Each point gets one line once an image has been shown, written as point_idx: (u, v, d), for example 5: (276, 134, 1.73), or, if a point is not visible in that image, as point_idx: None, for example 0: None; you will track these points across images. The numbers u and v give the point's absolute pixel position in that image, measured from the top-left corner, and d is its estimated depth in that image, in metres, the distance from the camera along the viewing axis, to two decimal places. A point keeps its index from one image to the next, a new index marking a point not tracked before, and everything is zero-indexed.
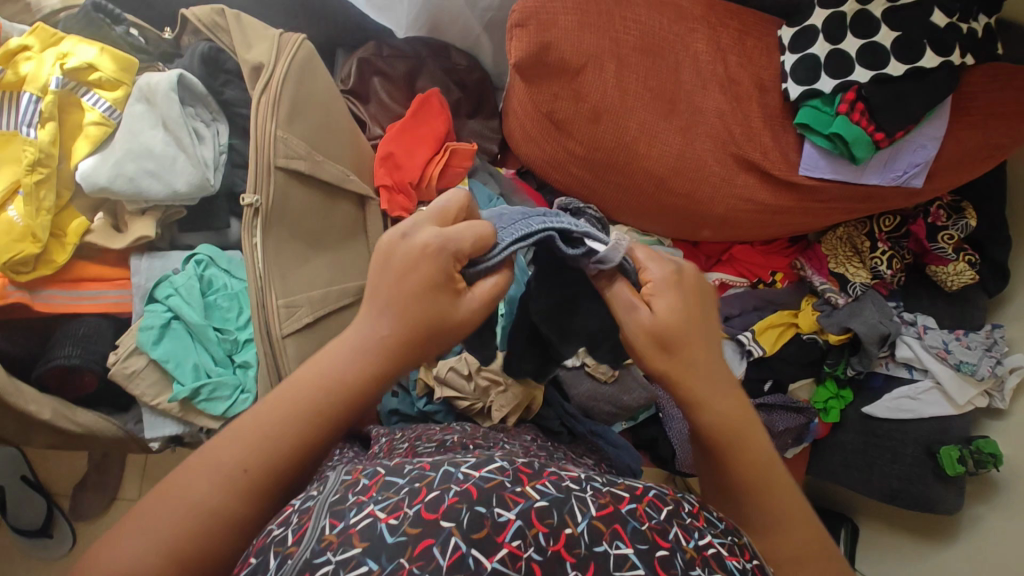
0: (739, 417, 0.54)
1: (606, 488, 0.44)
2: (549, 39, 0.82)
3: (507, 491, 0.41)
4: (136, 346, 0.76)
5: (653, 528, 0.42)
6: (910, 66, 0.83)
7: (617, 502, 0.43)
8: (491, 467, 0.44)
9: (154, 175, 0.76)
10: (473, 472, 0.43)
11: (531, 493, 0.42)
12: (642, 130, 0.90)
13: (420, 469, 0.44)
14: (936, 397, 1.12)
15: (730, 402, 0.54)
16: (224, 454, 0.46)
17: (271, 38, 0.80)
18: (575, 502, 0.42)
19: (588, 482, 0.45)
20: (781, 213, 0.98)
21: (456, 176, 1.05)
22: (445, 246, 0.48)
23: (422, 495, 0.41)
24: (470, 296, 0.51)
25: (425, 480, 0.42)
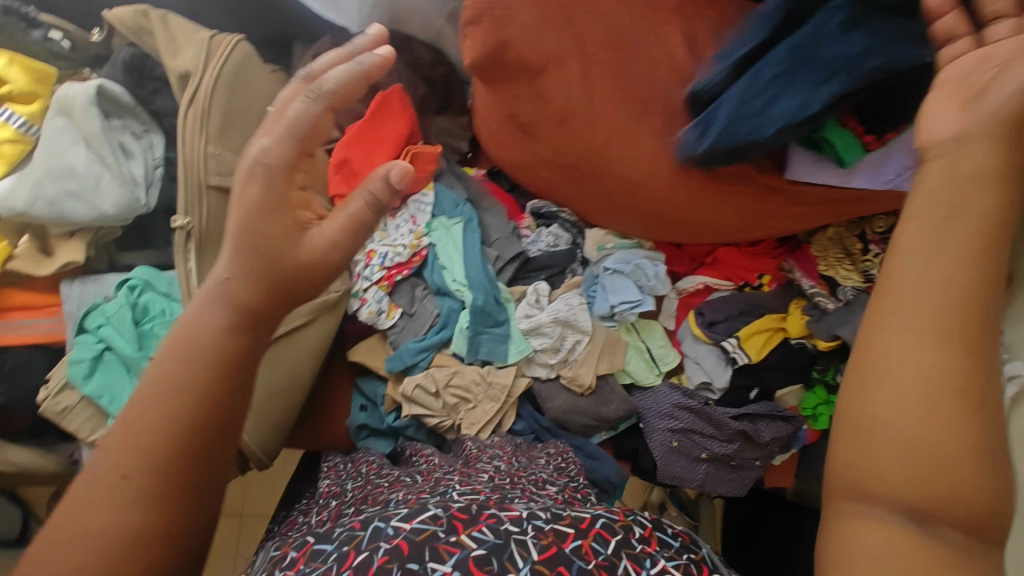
0: (977, 249, 0.41)
1: (550, 526, 0.53)
2: (506, 37, 0.75)
3: (439, 543, 0.50)
4: (66, 380, 0.72)
5: (599, 564, 0.52)
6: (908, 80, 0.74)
7: (561, 541, 0.52)
8: (423, 517, 0.52)
9: (77, 196, 0.70)
10: (404, 525, 0.51)
11: (466, 543, 0.50)
12: (612, 133, 0.83)
13: (349, 531, 0.52)
14: None
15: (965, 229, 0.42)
16: (103, 465, 0.44)
17: (200, 41, 0.73)
18: (515, 547, 0.51)
19: (529, 521, 0.53)
20: (764, 218, 0.92)
21: (421, 181, 0.99)
22: (264, 168, 0.50)
23: (350, 560, 0.49)
24: (314, 235, 0.52)
25: (354, 542, 0.51)
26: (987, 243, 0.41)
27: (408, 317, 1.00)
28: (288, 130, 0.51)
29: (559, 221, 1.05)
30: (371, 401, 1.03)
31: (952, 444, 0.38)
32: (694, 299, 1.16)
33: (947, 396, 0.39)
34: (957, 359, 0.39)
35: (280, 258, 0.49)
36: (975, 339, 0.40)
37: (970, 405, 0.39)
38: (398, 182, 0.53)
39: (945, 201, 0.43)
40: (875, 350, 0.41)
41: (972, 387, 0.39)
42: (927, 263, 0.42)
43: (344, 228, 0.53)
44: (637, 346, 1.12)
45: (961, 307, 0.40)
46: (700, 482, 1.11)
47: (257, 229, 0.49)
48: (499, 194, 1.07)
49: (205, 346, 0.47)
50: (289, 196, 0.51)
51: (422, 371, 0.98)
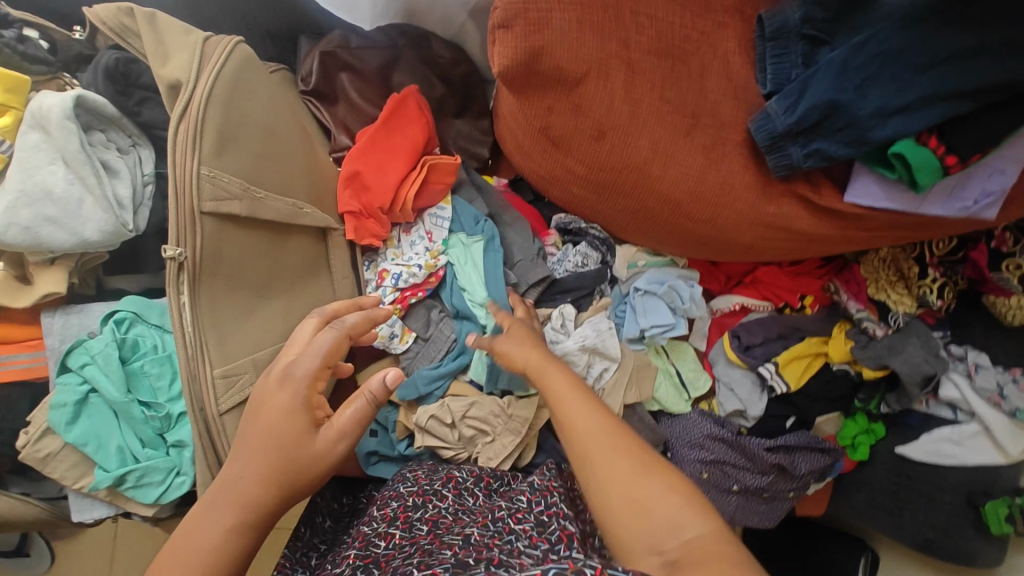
0: (542, 365, 0.68)
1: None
2: (541, 43, 0.65)
3: None
4: (48, 425, 0.65)
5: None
6: (990, 101, 0.67)
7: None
8: None
9: (55, 222, 0.62)
10: None
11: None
12: (654, 150, 0.75)
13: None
14: (983, 443, 0.98)
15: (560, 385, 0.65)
16: None
17: (193, 44, 0.65)
18: None
19: None
20: (817, 242, 0.82)
21: (437, 194, 0.90)
22: (285, 374, 0.60)
23: None
24: (325, 430, 0.59)
25: None
26: (546, 372, 0.67)
27: (422, 341, 0.93)
28: (317, 345, 0.61)
29: (587, 238, 0.96)
30: (381, 426, 0.96)
31: (654, 497, 0.53)
32: (728, 319, 1.08)
33: (607, 439, 0.58)
34: (597, 423, 0.60)
35: (297, 458, 0.57)
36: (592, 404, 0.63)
37: (628, 440, 0.58)
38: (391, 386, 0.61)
39: (513, 353, 0.70)
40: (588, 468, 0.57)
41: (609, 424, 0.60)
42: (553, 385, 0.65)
43: (338, 431, 0.59)
44: (666, 370, 1.04)
45: (590, 415, 0.61)
46: (730, 513, 1.04)
47: (271, 425, 0.58)
48: (522, 206, 0.98)
49: (210, 552, 0.52)
50: (312, 399, 0.60)
51: (437, 401, 0.90)
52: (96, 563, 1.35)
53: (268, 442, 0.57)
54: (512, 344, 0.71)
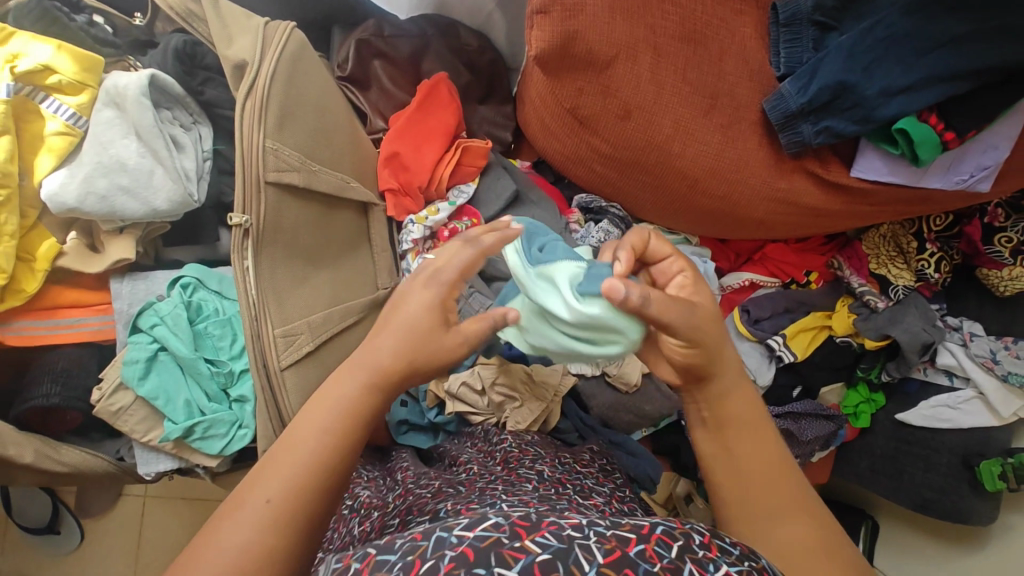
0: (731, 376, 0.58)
1: (610, 531, 0.43)
2: (576, 27, 0.71)
3: (505, 548, 0.40)
4: (121, 381, 0.70)
5: (666, 567, 0.40)
6: (986, 81, 0.74)
7: (625, 545, 0.41)
8: (485, 524, 0.42)
9: (129, 192, 0.67)
10: (467, 532, 0.42)
11: (531, 547, 0.41)
12: (676, 128, 0.81)
13: (412, 539, 0.42)
14: (978, 407, 1.05)
15: (756, 421, 0.57)
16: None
17: (255, 28, 0.70)
18: (580, 551, 0.40)
19: (590, 526, 0.43)
20: (825, 216, 0.88)
21: (468, 174, 0.96)
22: (433, 276, 0.54)
23: (417, 567, 0.40)
24: (459, 330, 0.54)
25: (417, 551, 0.41)
26: (751, 418, 0.57)
27: None
28: (460, 252, 0.55)
29: (608, 216, 1.01)
30: (412, 397, 1.02)
31: None
32: (738, 295, 1.14)
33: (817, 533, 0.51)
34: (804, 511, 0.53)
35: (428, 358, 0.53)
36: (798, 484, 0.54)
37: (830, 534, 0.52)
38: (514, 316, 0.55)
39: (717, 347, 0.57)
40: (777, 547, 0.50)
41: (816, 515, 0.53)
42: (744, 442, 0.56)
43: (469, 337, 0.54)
44: None
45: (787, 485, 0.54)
46: None
47: (410, 322, 0.52)
48: (545, 187, 1.04)
49: (304, 466, 0.47)
50: (449, 301, 0.54)
51: (468, 368, 0.97)
52: (123, 542, 1.38)
53: (403, 337, 0.52)
54: (698, 328, 0.54)
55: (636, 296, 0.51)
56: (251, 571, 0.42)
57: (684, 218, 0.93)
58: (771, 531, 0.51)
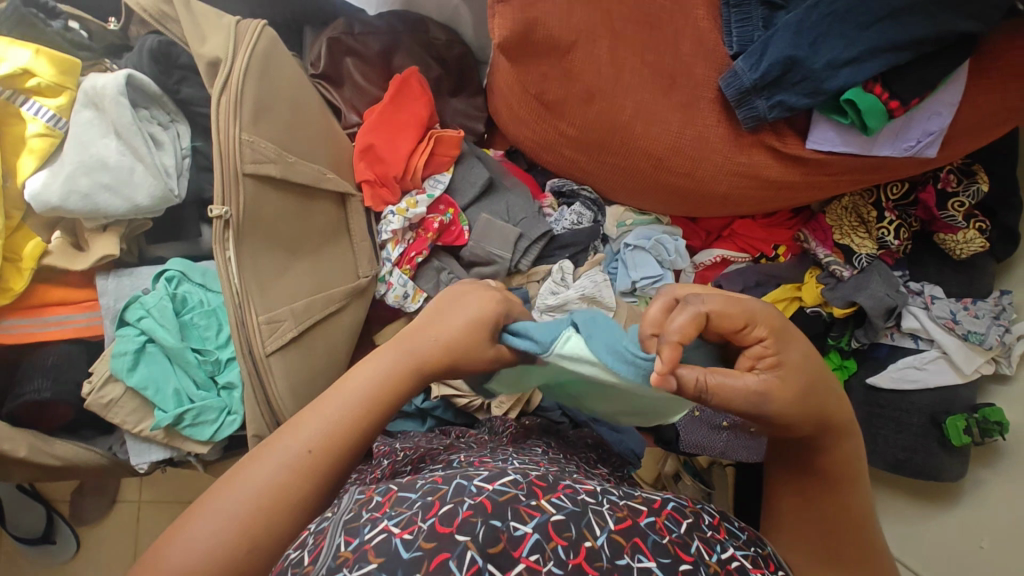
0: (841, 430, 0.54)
1: (621, 501, 0.46)
2: (536, 15, 0.75)
3: (522, 505, 0.42)
4: (110, 373, 0.72)
5: (674, 541, 0.44)
6: (925, 51, 0.78)
7: (635, 515, 0.45)
8: (504, 480, 0.45)
9: (111, 189, 0.69)
10: (486, 484, 0.44)
11: (547, 507, 0.42)
12: (639, 109, 0.84)
13: (432, 483, 0.44)
14: (942, 366, 1.10)
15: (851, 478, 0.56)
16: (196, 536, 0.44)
17: (227, 27, 0.72)
18: (593, 516, 0.43)
19: (604, 494, 0.46)
20: (785, 188, 0.93)
21: (442, 164, 0.99)
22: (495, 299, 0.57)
23: (436, 508, 0.41)
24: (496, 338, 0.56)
25: (438, 493, 0.43)
26: (846, 475, 0.56)
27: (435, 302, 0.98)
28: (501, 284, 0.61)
29: (581, 199, 1.05)
30: None
31: None
32: (710, 271, 1.19)
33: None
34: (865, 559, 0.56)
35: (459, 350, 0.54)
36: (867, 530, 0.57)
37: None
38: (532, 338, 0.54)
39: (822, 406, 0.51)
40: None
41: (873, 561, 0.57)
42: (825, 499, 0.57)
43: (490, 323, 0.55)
44: None
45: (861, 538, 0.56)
46: (722, 449, 1.12)
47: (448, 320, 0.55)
48: (519, 174, 1.07)
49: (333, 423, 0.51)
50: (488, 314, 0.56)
51: None
52: (119, 548, 1.39)
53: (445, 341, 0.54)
54: (781, 411, 0.49)
55: (690, 381, 0.46)
56: (269, 502, 0.46)
57: (662, 200, 0.97)
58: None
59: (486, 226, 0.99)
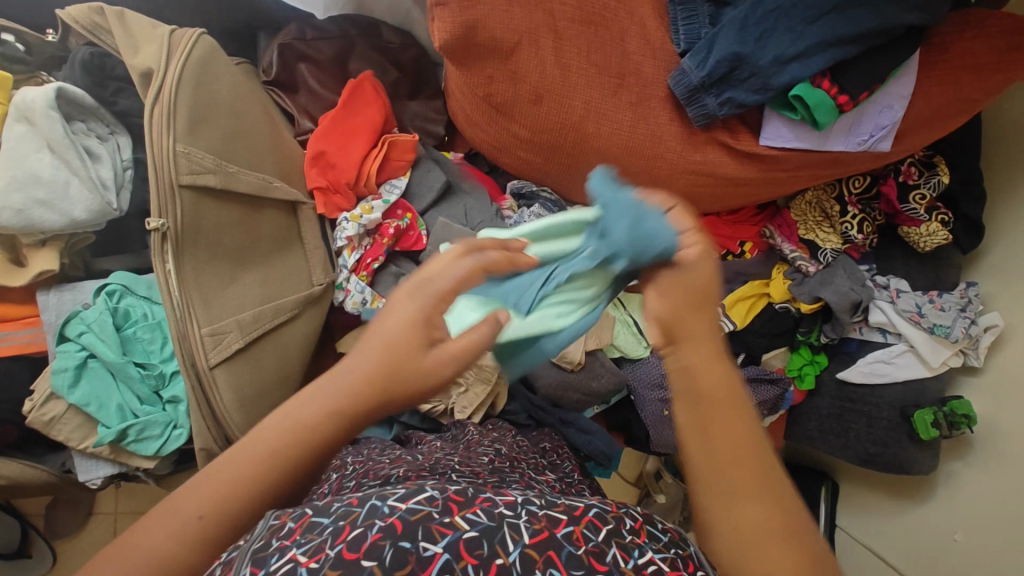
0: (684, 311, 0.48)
1: (542, 511, 0.42)
2: (475, 17, 0.74)
3: (434, 523, 0.39)
4: (51, 390, 0.71)
5: (591, 551, 0.40)
6: (871, 45, 0.78)
7: (553, 526, 0.41)
8: (419, 497, 0.41)
9: (45, 204, 0.68)
10: (399, 503, 0.40)
11: (461, 523, 0.40)
12: (588, 109, 0.83)
13: (347, 504, 0.41)
14: (911, 360, 1.10)
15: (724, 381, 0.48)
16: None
17: (160, 37, 0.72)
18: (508, 530, 0.40)
19: (523, 505, 0.42)
20: (744, 184, 0.92)
21: (398, 169, 0.98)
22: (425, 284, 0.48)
23: (344, 534, 0.38)
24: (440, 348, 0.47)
25: (350, 517, 0.40)
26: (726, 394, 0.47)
27: None
28: (457, 269, 0.48)
29: (540, 200, 1.03)
30: None
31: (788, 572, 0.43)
32: None
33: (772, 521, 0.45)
34: (765, 493, 0.45)
35: (403, 373, 0.46)
36: (769, 460, 0.47)
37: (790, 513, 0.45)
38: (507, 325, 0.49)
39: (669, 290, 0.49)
40: (714, 510, 0.46)
41: (780, 502, 0.45)
42: (704, 425, 0.47)
43: (458, 358, 0.47)
44: (624, 320, 1.12)
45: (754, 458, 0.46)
46: None
47: (387, 336, 0.46)
48: (479, 176, 1.06)
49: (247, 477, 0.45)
50: (434, 314, 0.47)
51: None
52: None
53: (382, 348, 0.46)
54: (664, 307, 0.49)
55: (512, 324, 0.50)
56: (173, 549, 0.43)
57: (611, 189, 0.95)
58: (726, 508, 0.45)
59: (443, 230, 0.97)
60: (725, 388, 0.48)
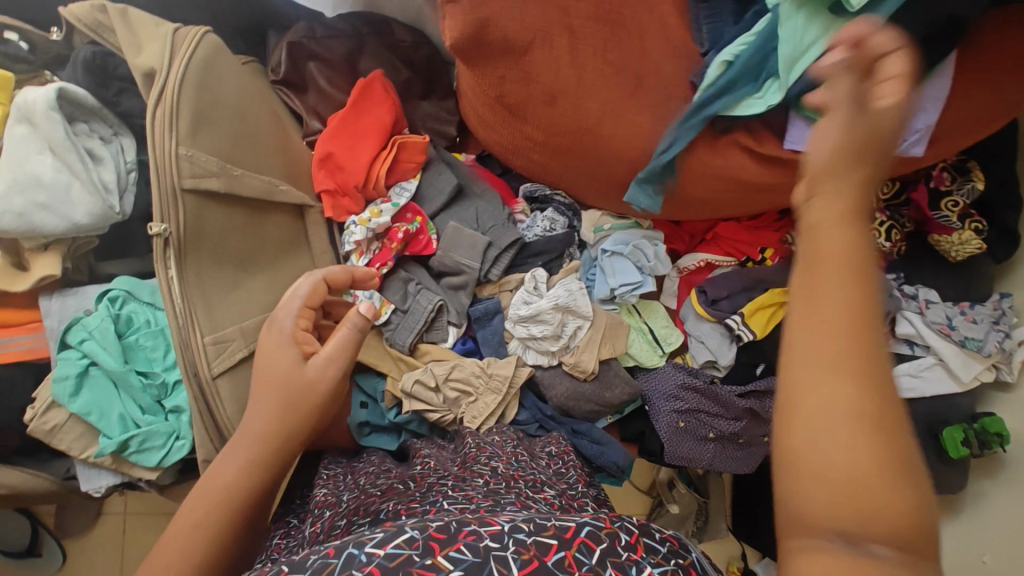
0: (842, 218, 0.40)
1: (531, 538, 0.43)
2: (487, 15, 0.70)
3: (414, 568, 0.40)
4: (52, 398, 0.69)
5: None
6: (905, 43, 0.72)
7: (543, 554, 0.42)
8: (398, 541, 0.42)
9: (47, 207, 0.67)
10: (377, 551, 0.41)
11: (443, 564, 0.40)
12: (605, 111, 0.80)
13: (323, 557, 0.42)
14: (940, 374, 1.04)
15: (845, 249, 0.39)
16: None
17: (163, 36, 0.70)
18: (494, 564, 0.41)
19: (509, 534, 0.43)
20: (764, 190, 0.87)
21: (408, 172, 0.95)
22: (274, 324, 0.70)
23: None
24: (316, 361, 0.69)
25: (326, 569, 0.41)
26: (850, 262, 0.39)
27: (402, 313, 0.96)
28: (299, 290, 0.71)
29: (554, 204, 1.02)
30: (371, 396, 1.00)
31: (867, 470, 0.35)
32: (695, 276, 1.14)
33: (863, 438, 0.36)
34: (870, 410, 0.36)
35: (299, 389, 0.67)
36: (880, 353, 0.37)
37: (893, 413, 0.36)
38: (368, 316, 0.71)
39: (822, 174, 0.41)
40: (790, 391, 0.38)
41: (883, 416, 0.36)
42: (814, 300, 0.39)
43: (324, 359, 0.69)
44: (639, 327, 1.10)
45: (863, 345, 0.37)
46: (709, 461, 1.09)
47: (273, 365, 0.68)
48: (491, 179, 1.04)
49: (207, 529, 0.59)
50: (298, 334, 0.70)
51: (421, 366, 0.95)
52: (106, 561, 1.35)
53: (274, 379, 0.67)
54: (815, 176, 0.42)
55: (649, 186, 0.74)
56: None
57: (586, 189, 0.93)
58: (808, 376, 0.37)
59: (452, 237, 0.96)
60: (841, 253, 0.39)
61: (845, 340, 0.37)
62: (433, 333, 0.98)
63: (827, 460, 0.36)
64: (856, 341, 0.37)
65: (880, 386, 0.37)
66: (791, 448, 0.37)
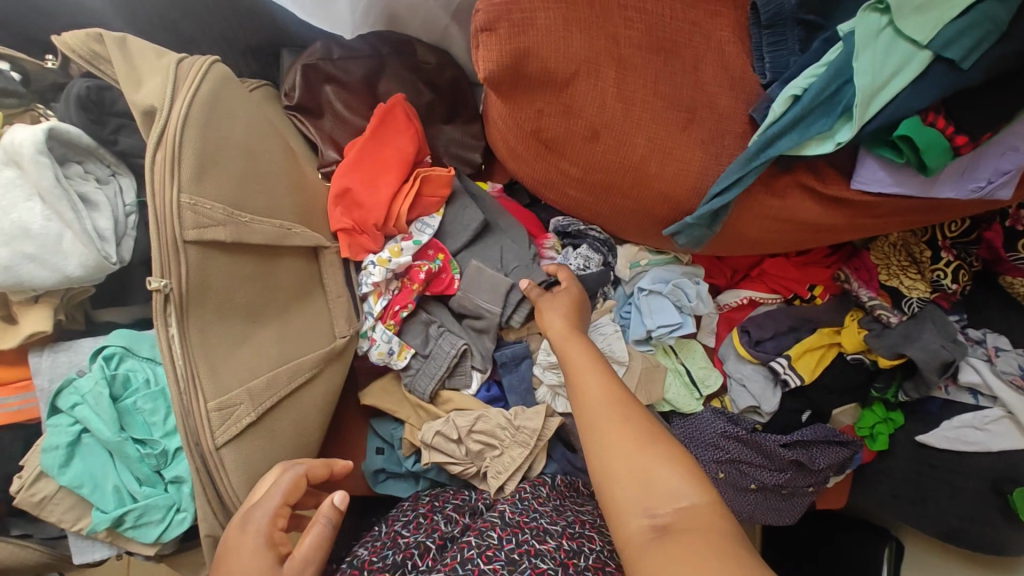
0: (567, 341, 0.75)
1: None
2: (527, 44, 0.63)
3: None
4: (41, 469, 0.63)
5: None
6: (998, 74, 0.64)
7: None
8: None
9: (35, 260, 0.60)
10: None
11: None
12: (652, 148, 0.72)
13: None
14: (1007, 428, 0.96)
15: (581, 352, 0.73)
16: None
17: (166, 68, 0.63)
18: None
19: None
20: (825, 232, 0.79)
21: (431, 208, 0.88)
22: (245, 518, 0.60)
23: None
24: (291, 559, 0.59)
25: None
26: (577, 362, 0.72)
27: (423, 358, 0.88)
28: (277, 488, 0.62)
29: (588, 240, 0.94)
30: (388, 441, 0.93)
31: (652, 459, 0.59)
32: (737, 314, 1.06)
33: (641, 443, 0.61)
34: (627, 424, 0.63)
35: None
36: (625, 397, 0.66)
37: (645, 422, 0.63)
38: (344, 508, 0.63)
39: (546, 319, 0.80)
40: (594, 445, 0.63)
41: (641, 423, 0.63)
42: (585, 389, 0.68)
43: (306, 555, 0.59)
44: (676, 369, 1.01)
45: (608, 395, 0.66)
46: (747, 511, 1.01)
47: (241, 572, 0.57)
48: (519, 211, 0.96)
49: None
50: (274, 534, 0.60)
51: (442, 416, 0.87)
52: None
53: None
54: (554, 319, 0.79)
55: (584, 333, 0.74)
56: None
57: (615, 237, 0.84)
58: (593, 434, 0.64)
59: (472, 279, 0.88)
60: (584, 357, 0.72)
61: (595, 394, 0.67)
62: (455, 379, 0.90)
63: (625, 465, 0.60)
64: (602, 389, 0.67)
65: (631, 410, 0.65)
66: (614, 479, 0.59)
